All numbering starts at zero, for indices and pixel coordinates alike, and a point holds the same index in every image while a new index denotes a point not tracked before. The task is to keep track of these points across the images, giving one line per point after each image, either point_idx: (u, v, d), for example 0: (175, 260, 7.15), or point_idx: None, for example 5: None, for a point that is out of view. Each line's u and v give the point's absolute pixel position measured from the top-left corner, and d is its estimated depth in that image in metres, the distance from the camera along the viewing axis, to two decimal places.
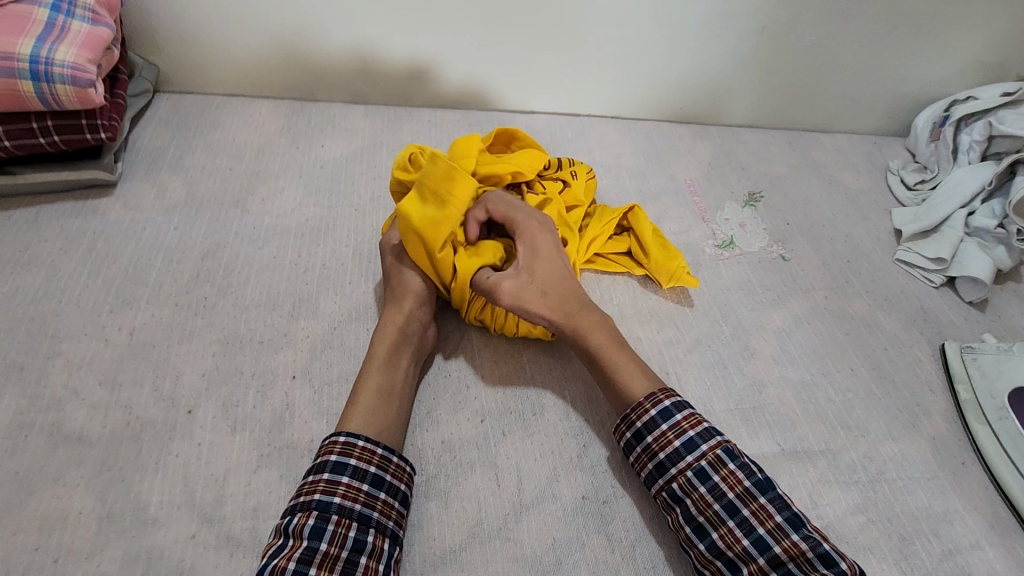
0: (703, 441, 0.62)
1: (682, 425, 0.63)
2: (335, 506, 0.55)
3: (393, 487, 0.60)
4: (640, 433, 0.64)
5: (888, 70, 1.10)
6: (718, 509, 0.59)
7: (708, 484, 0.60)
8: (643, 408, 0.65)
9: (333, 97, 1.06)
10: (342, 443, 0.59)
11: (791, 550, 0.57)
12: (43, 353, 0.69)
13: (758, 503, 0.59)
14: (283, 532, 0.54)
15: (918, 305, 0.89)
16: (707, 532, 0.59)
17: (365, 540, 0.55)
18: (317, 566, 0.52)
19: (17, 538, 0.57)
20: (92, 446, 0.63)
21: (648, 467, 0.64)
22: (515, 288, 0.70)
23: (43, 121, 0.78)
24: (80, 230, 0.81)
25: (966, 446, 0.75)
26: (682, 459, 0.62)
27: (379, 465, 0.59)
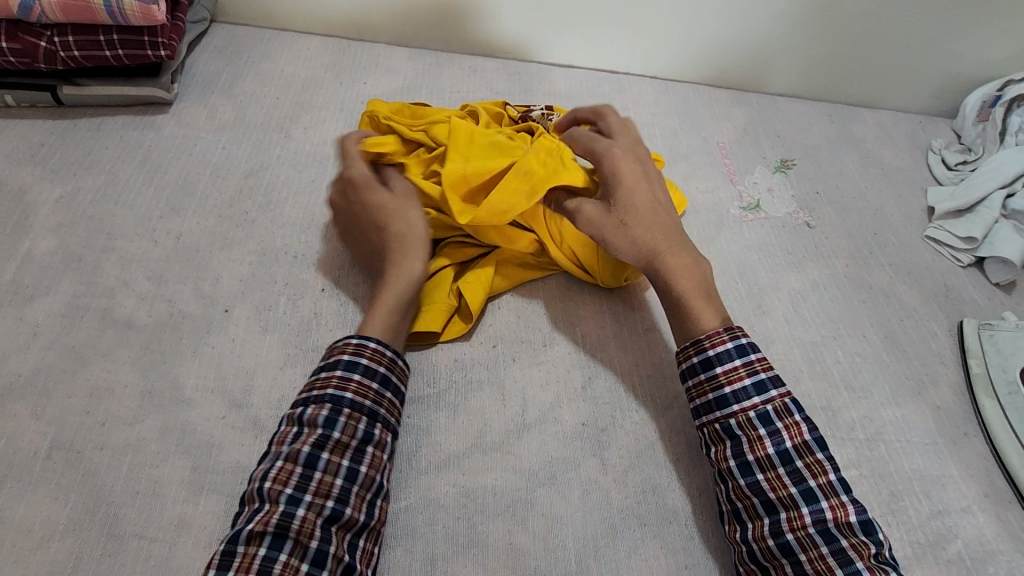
0: (773, 387, 0.61)
1: (755, 365, 0.62)
2: (348, 400, 0.59)
3: (397, 388, 0.64)
4: (708, 361, 0.63)
5: (942, 46, 1.06)
6: (771, 453, 0.59)
7: (769, 428, 0.60)
8: (720, 337, 0.64)
9: (379, 39, 1.09)
10: (354, 345, 0.63)
11: (837, 510, 0.56)
12: (100, 247, 0.76)
13: (814, 458, 0.58)
14: (297, 420, 0.58)
15: (942, 282, 0.89)
16: (753, 471, 0.59)
17: (373, 433, 0.59)
18: (329, 450, 0.56)
19: (71, 400, 0.64)
20: (139, 331, 0.70)
21: (707, 397, 0.63)
22: (594, 215, 0.72)
23: (109, 35, 0.84)
24: (137, 142, 0.87)
25: (970, 418, 0.75)
26: (747, 398, 0.61)
27: (387, 366, 0.63)
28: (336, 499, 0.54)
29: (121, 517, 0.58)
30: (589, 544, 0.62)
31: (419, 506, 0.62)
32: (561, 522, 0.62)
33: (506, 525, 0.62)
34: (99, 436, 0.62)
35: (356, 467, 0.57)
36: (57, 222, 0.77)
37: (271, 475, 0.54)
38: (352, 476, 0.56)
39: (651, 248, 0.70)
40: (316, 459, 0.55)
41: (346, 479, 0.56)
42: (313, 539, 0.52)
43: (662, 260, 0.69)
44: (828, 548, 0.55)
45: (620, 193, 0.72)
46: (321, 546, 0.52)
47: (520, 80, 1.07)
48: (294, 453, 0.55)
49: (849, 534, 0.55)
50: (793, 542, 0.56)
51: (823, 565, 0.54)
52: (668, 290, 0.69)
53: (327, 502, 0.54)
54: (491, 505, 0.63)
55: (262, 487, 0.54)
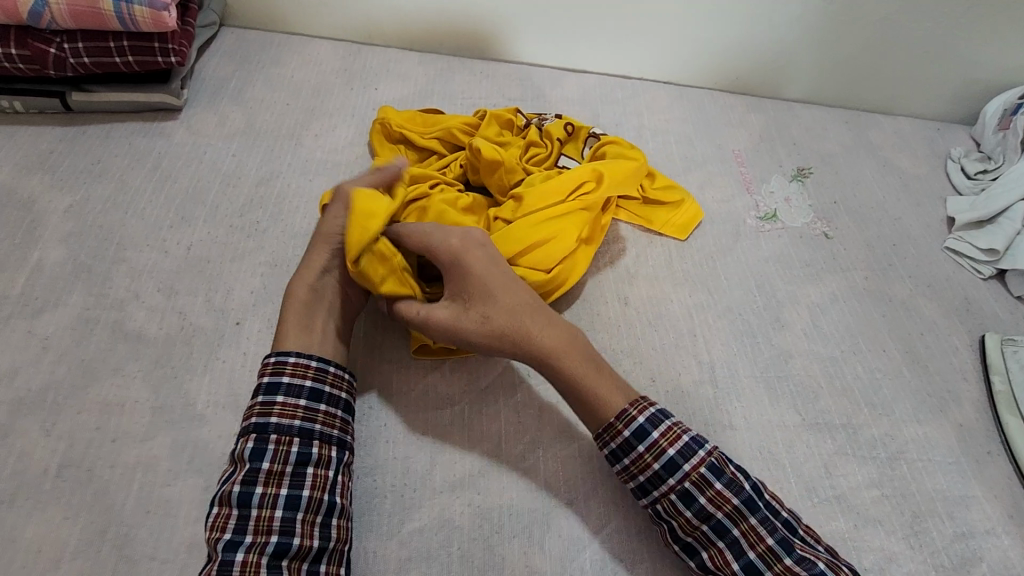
0: (685, 461, 0.57)
1: (659, 445, 0.58)
2: (272, 425, 0.57)
3: (331, 398, 0.61)
4: (616, 455, 0.59)
5: (963, 52, 1.05)
6: (705, 531, 0.56)
7: (693, 507, 0.56)
8: (616, 428, 0.59)
9: (389, 43, 1.07)
10: (272, 364, 0.60)
11: (783, 573, 0.54)
12: (110, 257, 0.75)
13: (748, 524, 0.56)
14: (230, 457, 0.56)
15: (963, 295, 0.87)
16: (696, 550, 0.57)
17: (309, 452, 0.57)
18: (262, 484, 0.54)
19: (81, 417, 0.63)
20: (150, 344, 0.69)
21: (629, 486, 0.60)
22: (448, 315, 0.63)
23: (119, 41, 0.83)
24: (147, 149, 0.86)
25: (993, 436, 0.74)
26: (664, 482, 0.57)
27: (314, 378, 0.60)
28: (279, 532, 0.53)
29: (133, 537, 0.57)
30: (607, 567, 0.60)
31: (434, 528, 0.61)
32: (578, 544, 0.61)
33: (523, 547, 0.60)
34: (110, 453, 0.61)
35: (296, 492, 0.55)
36: (66, 232, 0.76)
37: (211, 523, 0.53)
38: (294, 502, 0.54)
39: (524, 339, 0.62)
40: (248, 496, 0.53)
41: (286, 507, 0.54)
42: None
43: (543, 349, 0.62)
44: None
45: (477, 287, 0.63)
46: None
47: (532, 85, 1.06)
48: (226, 495, 0.54)
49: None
50: None
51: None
52: (562, 377, 0.62)
53: (270, 538, 0.52)
54: (507, 527, 0.61)
55: (206, 537, 0.53)
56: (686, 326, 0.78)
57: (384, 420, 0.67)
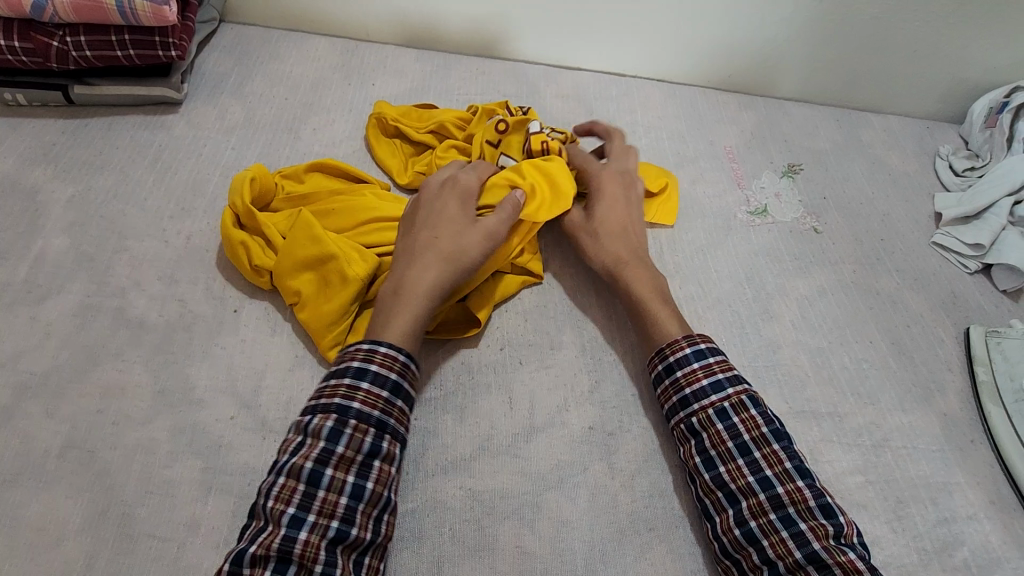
0: (731, 385, 0.64)
1: (713, 367, 0.65)
2: (354, 411, 0.56)
3: (409, 395, 0.60)
4: (671, 367, 0.66)
5: (951, 51, 1.06)
6: (730, 446, 0.61)
7: (726, 423, 0.62)
8: (679, 344, 0.67)
9: (387, 40, 1.09)
10: (365, 350, 0.60)
11: (794, 494, 0.58)
12: (111, 247, 0.76)
13: (771, 449, 0.60)
14: (302, 430, 0.56)
15: (949, 289, 0.89)
16: (715, 464, 0.61)
17: (380, 445, 0.56)
18: (333, 466, 0.54)
19: (83, 400, 0.64)
20: (150, 330, 0.70)
21: (672, 400, 0.66)
22: (577, 221, 0.79)
23: (121, 35, 0.85)
24: (148, 142, 0.87)
25: (977, 425, 0.76)
26: (706, 397, 0.64)
27: (400, 373, 0.60)
28: (340, 519, 0.53)
29: (134, 516, 0.58)
30: (597, 548, 0.62)
31: (428, 509, 0.62)
32: (569, 526, 0.63)
33: (514, 528, 0.62)
34: (111, 436, 0.62)
35: (361, 483, 0.55)
36: (68, 221, 0.77)
37: (274, 493, 0.52)
38: (358, 493, 0.54)
39: (618, 257, 0.76)
40: (318, 477, 0.53)
41: (351, 497, 0.54)
42: (318, 563, 0.50)
43: (627, 271, 0.75)
44: (787, 532, 0.56)
45: (607, 212, 0.79)
46: (326, 568, 0.51)
47: (527, 82, 1.07)
48: (296, 469, 0.53)
49: (809, 518, 0.57)
50: (756, 529, 0.57)
51: (783, 548, 0.56)
52: (626, 290, 0.74)
53: (332, 522, 0.52)
54: (499, 509, 0.63)
55: (264, 505, 0.52)
56: None
57: None
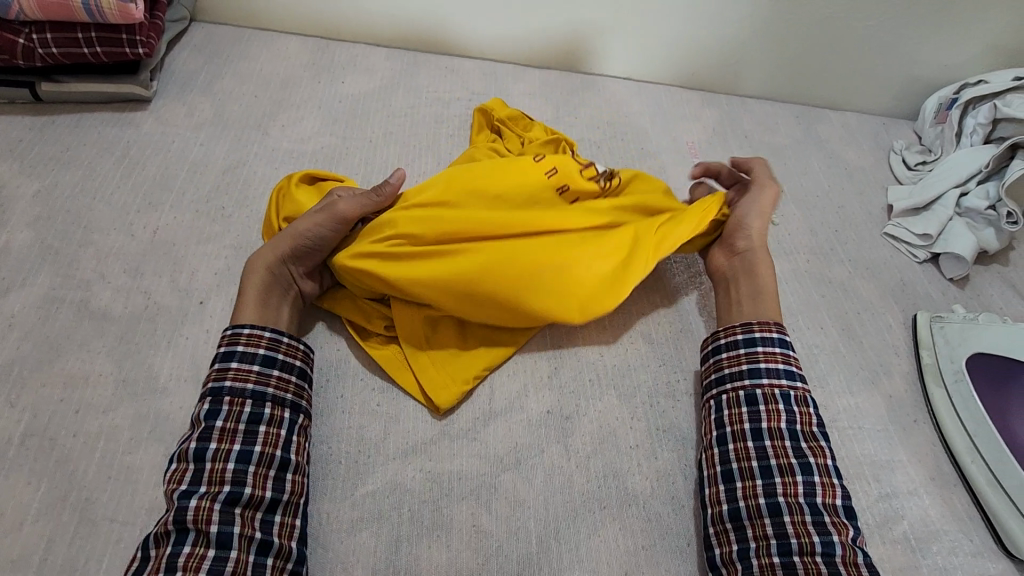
0: (801, 380, 0.67)
1: (792, 359, 0.68)
2: (225, 388, 0.60)
3: (286, 364, 0.64)
4: (752, 339, 0.69)
5: (904, 50, 1.10)
6: (784, 426, 0.63)
7: (789, 405, 0.65)
8: (769, 326, 0.70)
9: (358, 39, 1.11)
10: (227, 336, 0.63)
11: (826, 488, 0.61)
12: (77, 240, 0.77)
13: (818, 444, 0.63)
14: (190, 421, 0.60)
15: (898, 278, 0.92)
16: (762, 437, 0.63)
17: (262, 412, 0.60)
18: (216, 439, 0.57)
19: (45, 389, 0.65)
20: (114, 322, 0.71)
21: (741, 368, 0.68)
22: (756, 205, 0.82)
23: (87, 32, 0.86)
24: (116, 138, 0.88)
25: (921, 406, 0.79)
26: (778, 376, 0.66)
27: (267, 347, 0.64)
28: (232, 482, 0.56)
29: (94, 501, 0.60)
30: (550, 525, 0.64)
31: (387, 491, 0.64)
32: (524, 506, 0.65)
33: (470, 508, 0.64)
34: (73, 424, 0.64)
35: (249, 448, 0.58)
36: (34, 216, 0.78)
37: (169, 476, 0.56)
38: (245, 456, 0.57)
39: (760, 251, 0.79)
40: (203, 451, 0.56)
41: (238, 460, 0.57)
42: (213, 524, 0.53)
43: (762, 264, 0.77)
44: (811, 518, 0.58)
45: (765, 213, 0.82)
46: (223, 528, 0.53)
47: (495, 80, 1.10)
48: (183, 450, 0.57)
49: (832, 513, 0.59)
50: (782, 503, 0.59)
51: (804, 529, 0.58)
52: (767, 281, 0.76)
53: (223, 487, 0.55)
54: (456, 490, 0.65)
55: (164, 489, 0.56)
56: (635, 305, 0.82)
57: (341, 391, 0.70)
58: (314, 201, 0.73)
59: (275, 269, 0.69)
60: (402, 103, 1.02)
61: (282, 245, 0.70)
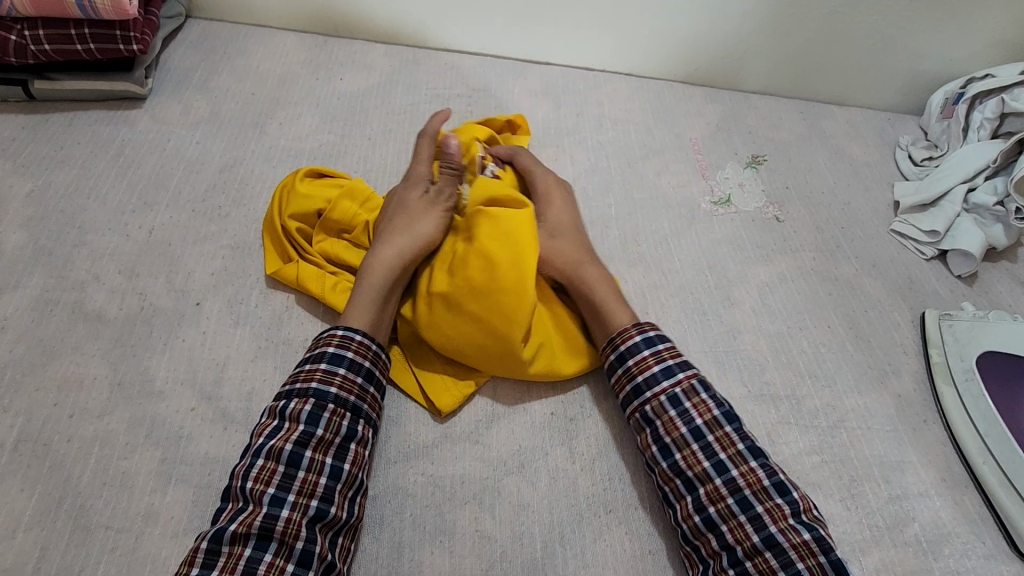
0: (680, 369, 0.65)
1: (662, 353, 0.66)
2: (331, 395, 0.59)
3: (380, 382, 0.64)
4: (622, 356, 0.67)
5: (909, 44, 1.09)
6: (685, 432, 0.62)
7: (678, 409, 0.63)
8: (629, 332, 0.67)
9: (355, 36, 1.09)
10: (340, 336, 0.62)
11: (748, 476, 0.59)
12: (71, 241, 0.76)
13: (723, 432, 0.62)
14: (279, 414, 0.58)
15: (906, 275, 0.91)
16: (671, 453, 0.62)
17: (355, 428, 0.60)
18: (312, 448, 0.57)
19: (39, 393, 0.64)
20: (109, 324, 0.70)
21: (626, 389, 0.66)
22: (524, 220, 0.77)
23: (81, 29, 0.85)
24: (110, 137, 0.87)
25: (930, 405, 0.78)
26: (657, 382, 0.64)
27: (372, 360, 0.63)
28: (319, 498, 0.55)
29: (89, 508, 0.58)
30: (555, 530, 0.63)
31: (388, 495, 0.63)
32: (528, 510, 0.63)
33: (474, 513, 0.63)
34: (67, 428, 0.62)
35: (339, 464, 0.57)
36: (27, 216, 0.77)
37: (253, 474, 0.54)
38: (336, 473, 0.57)
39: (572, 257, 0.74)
40: (298, 458, 0.56)
41: (329, 476, 0.56)
42: (298, 540, 0.53)
43: (587, 269, 0.74)
44: (745, 516, 0.58)
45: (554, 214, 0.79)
46: (306, 545, 0.53)
47: (496, 76, 1.08)
48: (275, 450, 0.56)
49: (765, 499, 0.58)
50: (714, 514, 0.59)
51: (742, 532, 0.58)
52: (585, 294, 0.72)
53: (311, 501, 0.55)
54: (459, 494, 0.63)
55: (243, 486, 0.54)
56: (639, 305, 0.81)
57: None
58: (418, 207, 0.74)
59: (395, 272, 0.69)
60: (401, 100, 1.00)
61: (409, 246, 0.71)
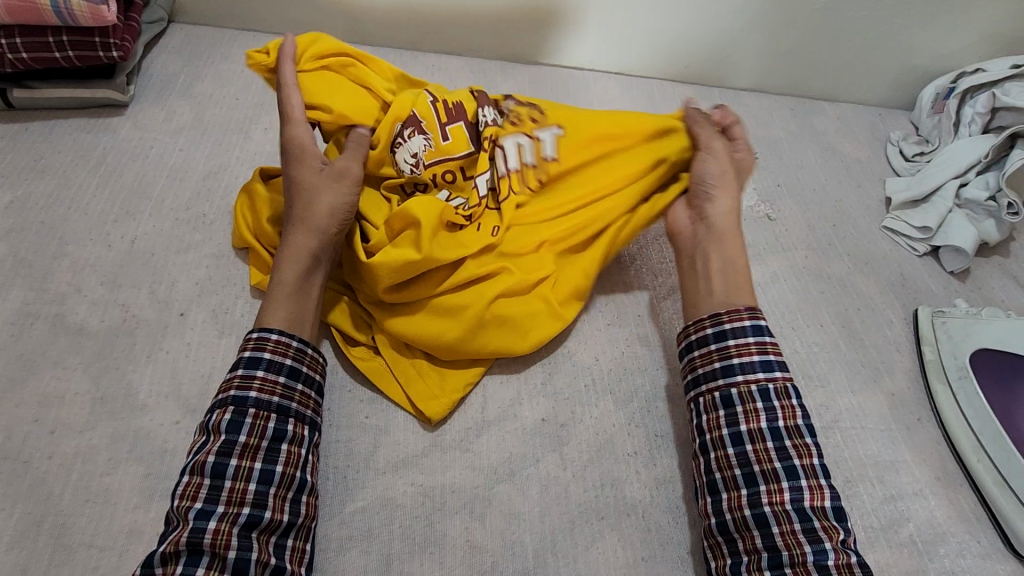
0: (779, 368, 0.63)
1: (767, 347, 0.63)
2: (252, 399, 0.57)
3: (309, 378, 0.62)
4: (723, 333, 0.64)
5: (900, 38, 1.08)
6: (764, 427, 0.60)
7: (766, 403, 0.61)
8: (739, 314, 0.65)
9: (340, 38, 1.08)
10: (255, 340, 0.60)
11: (815, 491, 0.57)
12: (51, 253, 0.74)
13: (803, 440, 0.59)
14: (204, 429, 0.56)
15: (898, 272, 0.90)
16: (742, 442, 0.60)
17: (285, 429, 0.58)
18: (237, 456, 0.55)
19: (19, 409, 0.63)
20: (90, 337, 0.69)
21: (714, 365, 0.64)
22: (716, 179, 0.75)
23: (59, 36, 0.83)
24: (92, 145, 0.86)
25: (924, 404, 0.77)
26: (752, 372, 0.62)
27: (294, 357, 0.61)
28: (252, 505, 0.53)
29: (71, 526, 0.57)
30: (547, 539, 0.62)
31: (377, 507, 0.62)
32: (520, 519, 0.63)
33: (464, 523, 0.62)
34: (48, 445, 0.61)
35: (271, 467, 0.55)
36: (6, 228, 0.76)
37: (180, 491, 0.53)
38: (267, 477, 0.55)
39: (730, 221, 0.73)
40: (223, 468, 0.54)
41: (260, 481, 0.54)
42: (230, 549, 0.51)
43: (729, 235, 0.72)
44: (801, 525, 0.56)
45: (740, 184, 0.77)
46: (240, 554, 0.51)
47: (484, 77, 1.07)
48: (199, 464, 0.54)
49: (822, 517, 0.57)
50: (768, 514, 0.57)
51: (794, 539, 0.55)
52: (728, 253, 0.71)
53: (243, 509, 0.53)
54: (449, 503, 0.63)
55: (172, 504, 0.52)
56: (630, 307, 0.80)
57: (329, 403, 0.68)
58: (314, 182, 0.69)
59: (310, 257, 0.66)
60: None
61: (316, 230, 0.67)
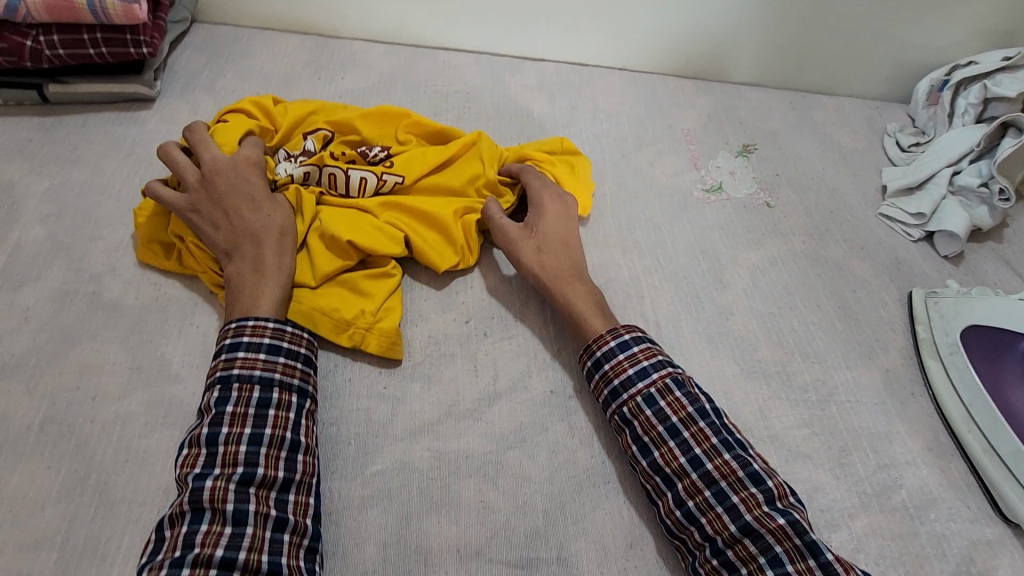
0: (654, 369, 0.67)
1: (636, 355, 0.68)
2: (235, 374, 0.61)
3: (291, 352, 0.65)
4: (598, 362, 0.69)
5: (894, 33, 1.11)
6: (661, 431, 0.64)
7: (653, 408, 0.65)
8: (603, 338, 0.70)
9: (355, 36, 1.12)
10: (232, 328, 0.64)
11: (722, 467, 0.61)
12: (87, 236, 0.79)
13: (697, 426, 0.64)
14: (201, 410, 0.61)
15: (893, 256, 0.94)
16: (650, 451, 0.64)
17: (270, 397, 0.62)
18: (227, 424, 0.59)
19: (61, 378, 0.67)
20: (125, 313, 0.73)
21: (604, 394, 0.68)
22: (511, 236, 0.79)
23: (93, 33, 0.88)
24: (122, 136, 0.90)
25: (919, 379, 0.80)
26: (632, 385, 0.67)
27: (272, 336, 0.65)
28: (245, 464, 0.57)
29: (112, 484, 0.61)
30: (556, 501, 0.65)
31: (396, 469, 0.66)
32: (529, 482, 0.66)
33: (477, 485, 0.65)
34: (88, 410, 0.65)
35: (260, 431, 0.59)
36: (45, 213, 0.80)
37: (182, 461, 0.58)
38: (256, 440, 0.59)
39: (554, 275, 0.76)
40: (215, 436, 0.58)
41: (250, 443, 0.58)
42: (229, 502, 0.55)
43: (558, 290, 0.75)
44: (722, 507, 0.60)
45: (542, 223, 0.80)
46: (238, 506, 0.55)
47: (492, 73, 1.11)
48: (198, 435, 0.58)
49: (740, 489, 0.60)
50: (693, 508, 0.61)
51: (719, 523, 0.59)
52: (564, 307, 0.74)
53: (236, 469, 0.57)
54: (462, 468, 0.66)
55: (178, 474, 0.57)
56: (633, 288, 0.84)
57: (349, 375, 0.72)
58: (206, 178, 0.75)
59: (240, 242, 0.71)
60: (401, 99, 1.04)
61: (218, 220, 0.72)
